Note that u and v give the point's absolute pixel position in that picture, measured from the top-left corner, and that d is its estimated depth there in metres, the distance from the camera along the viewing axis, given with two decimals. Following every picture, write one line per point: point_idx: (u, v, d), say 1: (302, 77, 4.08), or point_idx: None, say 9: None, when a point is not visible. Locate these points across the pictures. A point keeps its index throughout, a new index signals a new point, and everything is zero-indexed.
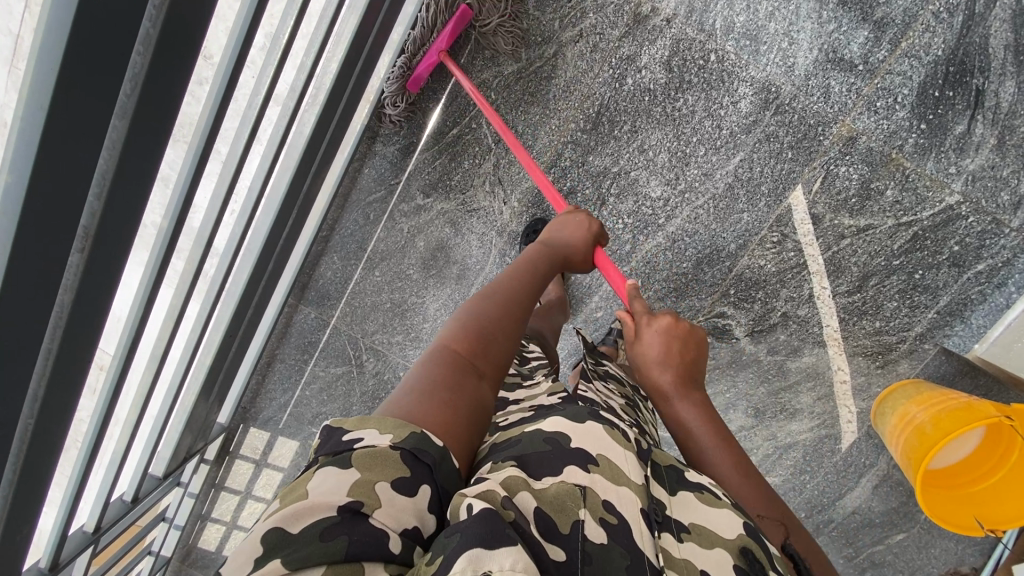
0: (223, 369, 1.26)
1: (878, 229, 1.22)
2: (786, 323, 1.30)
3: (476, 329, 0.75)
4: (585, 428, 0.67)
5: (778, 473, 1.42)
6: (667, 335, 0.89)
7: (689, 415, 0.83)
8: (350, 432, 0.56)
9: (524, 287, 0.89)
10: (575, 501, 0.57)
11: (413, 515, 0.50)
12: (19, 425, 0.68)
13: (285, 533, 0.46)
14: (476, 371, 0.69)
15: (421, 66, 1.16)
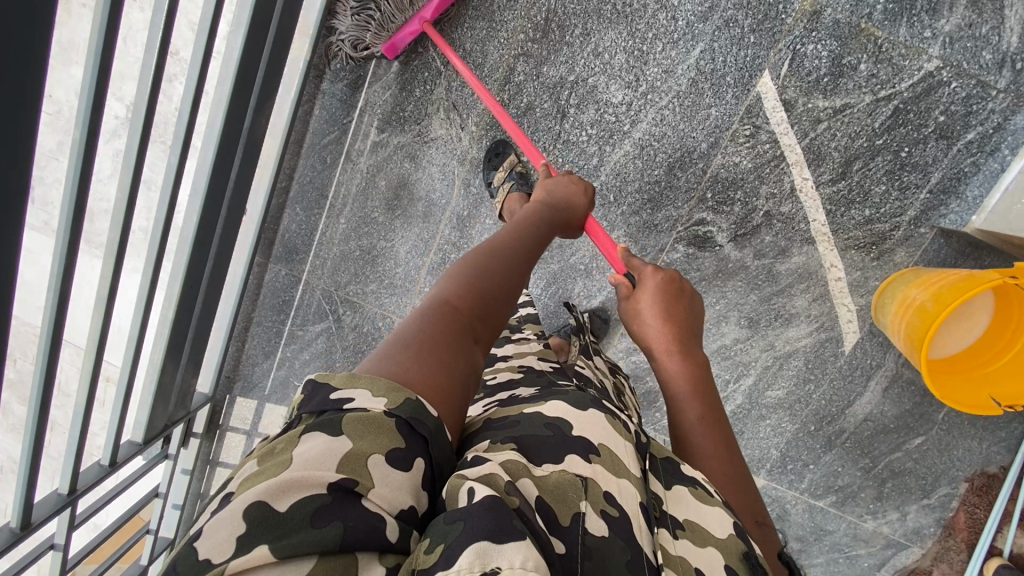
0: (192, 331, 1.24)
1: (856, 107, 1.15)
2: (770, 223, 1.24)
3: (477, 288, 0.69)
4: (588, 415, 0.65)
5: (779, 386, 1.36)
6: (665, 289, 0.92)
7: (678, 363, 0.85)
8: (341, 392, 0.50)
9: (525, 250, 0.83)
10: (576, 492, 0.54)
11: (409, 494, 0.47)
12: None
13: (272, 511, 0.41)
14: (473, 332, 0.64)
15: (401, 33, 1.13)
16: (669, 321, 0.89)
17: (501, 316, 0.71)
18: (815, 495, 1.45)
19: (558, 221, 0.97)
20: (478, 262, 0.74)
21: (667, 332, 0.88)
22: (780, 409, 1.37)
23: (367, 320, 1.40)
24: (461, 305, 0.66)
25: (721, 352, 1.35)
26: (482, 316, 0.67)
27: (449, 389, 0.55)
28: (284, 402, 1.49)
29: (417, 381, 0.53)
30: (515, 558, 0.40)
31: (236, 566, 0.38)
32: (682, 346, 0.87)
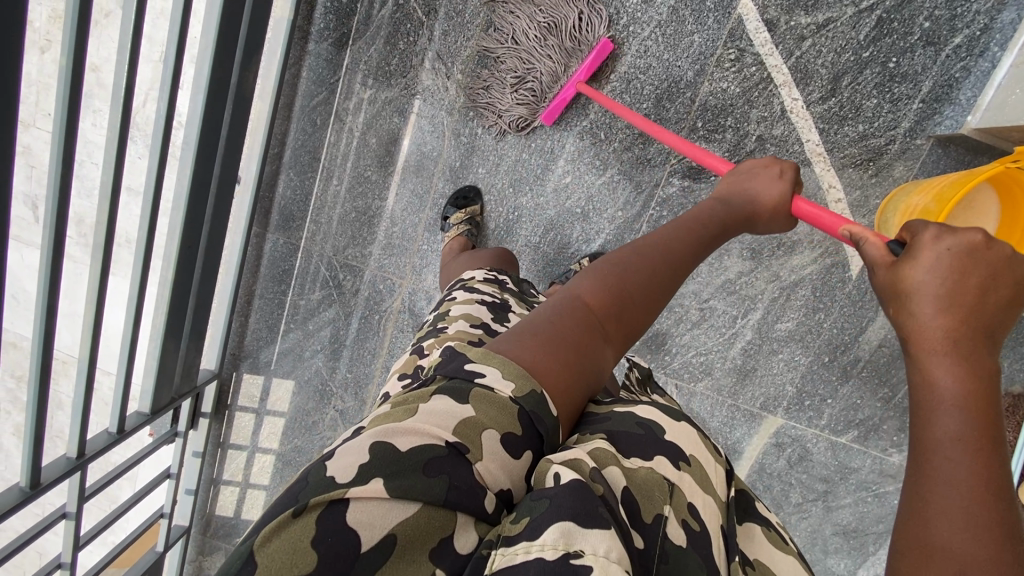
0: (193, 301, 1.23)
1: (839, 21, 1.14)
2: (763, 148, 1.21)
3: (619, 287, 0.68)
4: (679, 427, 0.67)
5: (789, 319, 1.31)
6: (948, 258, 0.53)
7: (954, 367, 0.47)
8: (475, 365, 0.55)
9: (689, 241, 0.79)
10: (662, 494, 0.55)
11: (507, 477, 0.49)
12: None
13: (394, 451, 0.44)
14: (602, 334, 0.64)
15: (557, 102, 1.18)
16: (952, 303, 0.50)
17: (637, 318, 0.69)
18: (836, 431, 1.35)
19: (737, 216, 0.87)
20: (629, 261, 0.72)
21: (948, 329, 0.49)
22: (792, 342, 1.32)
23: (367, 284, 1.40)
24: (595, 303, 0.66)
25: (727, 287, 1.33)
26: (616, 316, 0.66)
27: (566, 389, 0.57)
28: (292, 375, 1.49)
29: (541, 375, 0.56)
30: (600, 547, 0.42)
31: (354, 492, 0.41)
32: (978, 362, 0.47)
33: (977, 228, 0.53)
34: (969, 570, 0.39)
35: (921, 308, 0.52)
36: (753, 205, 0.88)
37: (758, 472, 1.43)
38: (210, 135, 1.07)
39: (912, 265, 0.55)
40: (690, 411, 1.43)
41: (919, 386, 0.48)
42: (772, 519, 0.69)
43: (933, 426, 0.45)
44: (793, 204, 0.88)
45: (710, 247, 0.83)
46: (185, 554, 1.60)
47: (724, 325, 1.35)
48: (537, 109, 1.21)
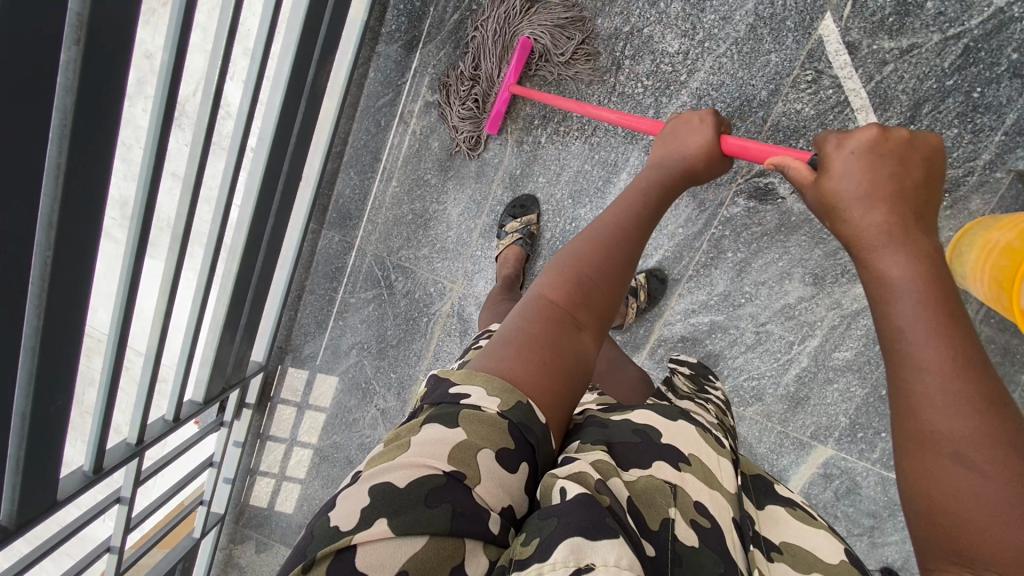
0: (251, 293, 1.23)
1: (924, 47, 1.10)
2: None
3: (575, 276, 0.68)
4: (676, 425, 0.65)
5: (847, 348, 1.27)
6: (869, 154, 0.58)
7: (896, 252, 0.51)
8: (459, 388, 0.56)
9: (624, 218, 0.75)
10: (665, 499, 0.56)
11: (509, 491, 0.50)
12: (39, 258, 0.66)
13: (394, 489, 0.46)
14: (570, 323, 0.64)
15: (495, 109, 1.21)
16: (879, 193, 0.55)
17: (605, 297, 0.69)
18: (887, 467, 1.30)
19: (677, 180, 0.80)
20: (578, 251, 0.71)
21: (880, 218, 0.54)
22: (849, 372, 1.28)
23: (418, 286, 1.39)
24: (556, 297, 0.66)
25: (785, 312, 1.28)
26: (581, 301, 0.66)
27: (546, 388, 0.57)
28: (335, 371, 1.49)
29: (524, 383, 0.56)
30: (609, 556, 0.42)
31: (360, 537, 0.43)
32: (911, 239, 0.51)
33: (872, 125, 0.59)
34: (959, 432, 0.42)
35: (851, 215, 0.57)
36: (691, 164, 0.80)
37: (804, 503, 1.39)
38: (284, 132, 1.07)
39: (828, 177, 0.60)
40: (738, 435, 1.39)
41: (874, 278, 0.51)
42: (796, 499, 0.69)
43: (892, 311, 0.48)
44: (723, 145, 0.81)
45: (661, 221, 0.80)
46: (217, 541, 1.61)
47: (779, 350, 1.31)
48: (479, 124, 1.25)
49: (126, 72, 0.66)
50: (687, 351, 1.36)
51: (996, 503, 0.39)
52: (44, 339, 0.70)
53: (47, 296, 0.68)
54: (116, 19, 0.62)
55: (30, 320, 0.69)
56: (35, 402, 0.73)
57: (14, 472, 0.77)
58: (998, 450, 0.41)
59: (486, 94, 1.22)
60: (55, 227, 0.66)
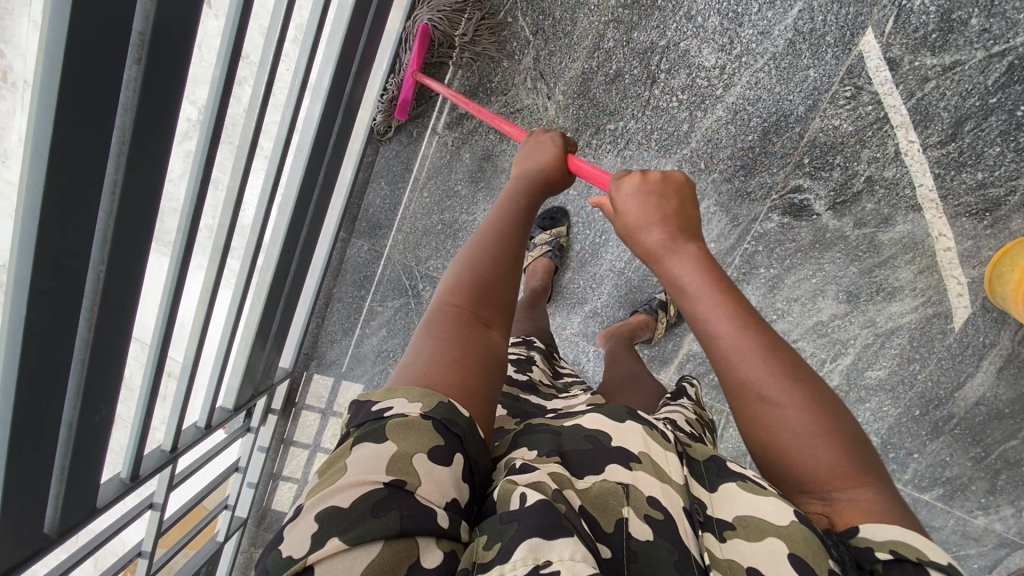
0: (282, 300, 1.25)
1: (968, 64, 1.07)
2: (872, 190, 1.17)
3: (474, 278, 0.65)
4: (626, 426, 0.60)
5: (880, 366, 1.25)
6: (641, 192, 0.68)
7: (684, 270, 0.63)
8: (382, 404, 0.52)
9: (511, 224, 0.74)
10: (618, 499, 0.51)
11: (452, 487, 0.47)
12: (91, 272, 0.67)
13: (336, 508, 0.43)
14: (476, 322, 0.62)
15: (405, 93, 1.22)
16: (660, 221, 0.66)
17: (509, 292, 0.67)
18: (919, 488, 1.26)
19: (540, 187, 0.82)
20: (470, 254, 0.68)
21: (663, 243, 0.65)
22: (881, 391, 1.25)
23: None
24: (458, 302, 0.63)
25: (817, 329, 1.27)
26: (483, 300, 0.64)
27: (468, 387, 0.54)
28: (358, 378, 1.50)
29: (445, 384, 0.53)
30: (565, 552, 0.40)
31: (313, 559, 0.41)
32: (683, 259, 0.63)
33: (629, 171, 0.70)
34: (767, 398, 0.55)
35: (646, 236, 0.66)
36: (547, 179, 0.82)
37: None
38: (320, 143, 1.08)
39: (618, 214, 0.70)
40: None
41: (675, 288, 0.63)
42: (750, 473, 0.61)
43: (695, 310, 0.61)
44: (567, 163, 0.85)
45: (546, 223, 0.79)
46: (239, 545, 1.62)
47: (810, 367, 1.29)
48: (388, 110, 1.26)
49: (182, 87, 0.66)
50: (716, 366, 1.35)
51: (800, 440, 0.53)
52: (94, 350, 0.71)
53: (98, 308, 0.69)
54: (176, 37, 0.63)
55: (81, 332, 0.69)
56: (82, 412, 0.74)
57: (58, 481, 0.77)
58: (792, 403, 0.54)
59: (392, 80, 1.23)
60: (110, 242, 0.66)
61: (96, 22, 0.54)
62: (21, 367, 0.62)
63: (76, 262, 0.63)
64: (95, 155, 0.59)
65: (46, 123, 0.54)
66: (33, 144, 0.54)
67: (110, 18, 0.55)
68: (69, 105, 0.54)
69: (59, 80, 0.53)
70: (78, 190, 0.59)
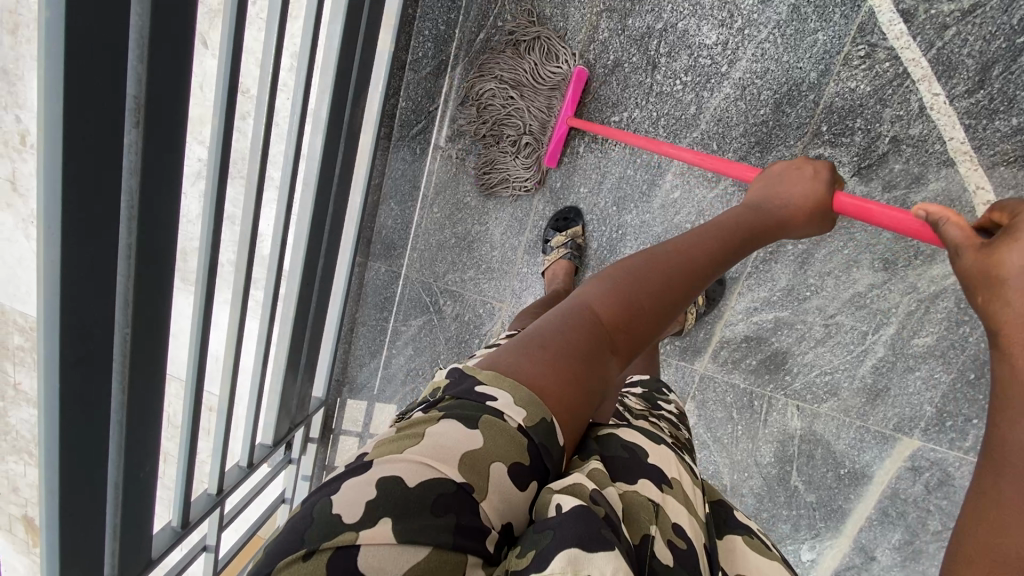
0: (310, 332, 1.26)
1: (989, 5, 0.99)
2: (899, 150, 1.10)
3: (628, 293, 0.64)
4: (661, 450, 0.66)
5: (928, 333, 1.18)
6: None
7: None
8: (485, 388, 0.52)
9: (702, 253, 0.73)
10: (648, 514, 0.54)
11: (515, 511, 0.47)
12: (118, 334, 0.68)
13: (402, 486, 0.43)
14: (609, 344, 0.60)
15: (554, 142, 1.21)
16: None
17: (650, 322, 0.65)
18: None
19: (768, 222, 0.86)
20: (645, 263, 0.68)
21: None
22: (931, 358, 1.19)
23: (468, 309, 1.39)
24: (604, 312, 0.62)
25: (855, 301, 1.21)
26: (625, 325, 0.62)
27: (568, 409, 0.54)
28: (391, 399, 1.50)
29: (549, 396, 0.53)
30: (606, 568, 0.40)
31: (363, 536, 0.40)
32: None
33: None
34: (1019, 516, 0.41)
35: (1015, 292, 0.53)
36: (784, 214, 0.87)
37: (891, 499, 1.29)
38: (326, 172, 1.08)
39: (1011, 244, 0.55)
40: (813, 434, 1.32)
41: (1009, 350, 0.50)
42: (753, 526, 0.67)
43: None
44: (835, 198, 0.86)
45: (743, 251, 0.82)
46: None
47: (852, 342, 1.23)
48: (539, 157, 1.24)
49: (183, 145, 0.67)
50: (753, 350, 1.31)
51: None
52: (130, 411, 0.72)
53: (130, 368, 0.70)
54: (170, 97, 0.63)
55: (117, 394, 0.70)
56: (126, 472, 0.75)
57: (112, 540, 0.79)
58: None
59: (540, 130, 1.22)
60: (132, 304, 0.67)
61: (92, 96, 0.54)
62: (62, 437, 0.63)
63: (101, 329, 0.63)
64: (107, 223, 0.60)
65: (54, 202, 0.54)
66: (43, 221, 0.54)
67: (104, 89, 0.55)
68: (76, 181, 0.55)
69: (61, 157, 0.53)
70: (96, 260, 0.60)
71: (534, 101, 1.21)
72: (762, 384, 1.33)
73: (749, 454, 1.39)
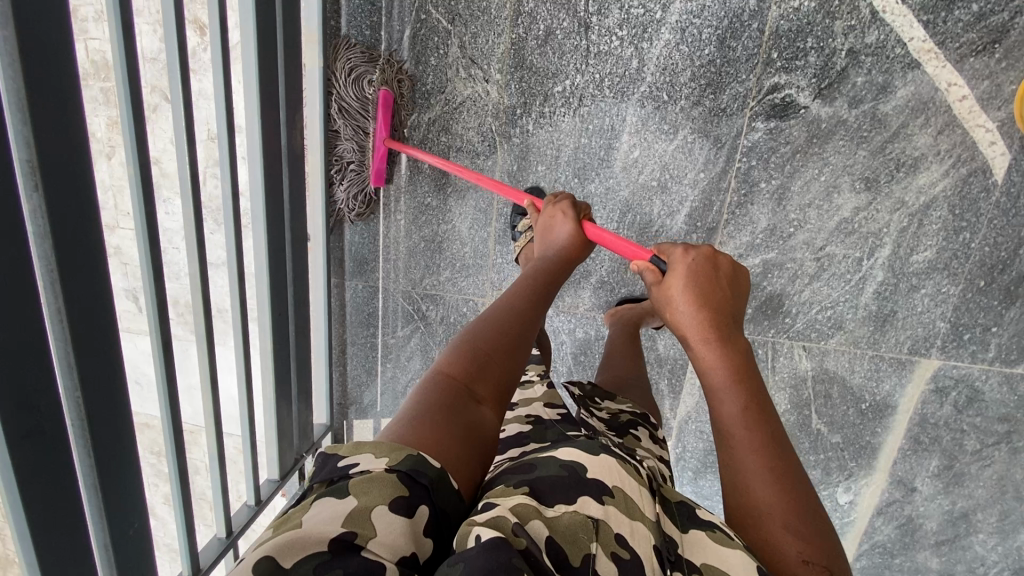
0: (294, 360, 1.25)
1: None
2: (858, 62, 1.05)
3: (471, 348, 0.69)
4: (602, 458, 0.61)
5: (926, 248, 1.13)
6: (693, 274, 0.75)
7: (716, 360, 0.69)
8: (348, 460, 0.53)
9: (526, 296, 0.81)
10: (587, 534, 0.52)
11: (410, 542, 0.48)
12: (70, 400, 0.67)
13: (279, 566, 0.43)
14: (468, 396, 0.64)
15: (375, 160, 1.23)
16: (705, 308, 0.73)
17: (504, 360, 0.70)
18: (1008, 362, 1.15)
19: (562, 263, 0.91)
20: (476, 323, 0.74)
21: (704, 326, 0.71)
22: (934, 273, 1.14)
23: (451, 310, 1.36)
24: (455, 371, 0.66)
25: (843, 228, 1.15)
26: (479, 372, 0.67)
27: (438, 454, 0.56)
28: None
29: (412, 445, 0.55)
30: None
31: None
32: (725, 344, 0.70)
33: (705, 247, 0.78)
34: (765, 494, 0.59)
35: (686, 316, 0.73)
36: (569, 254, 0.93)
37: (921, 424, 1.23)
38: (274, 199, 1.07)
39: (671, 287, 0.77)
40: (826, 373, 1.26)
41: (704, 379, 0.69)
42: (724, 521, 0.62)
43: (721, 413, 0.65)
44: (586, 229, 0.95)
45: (562, 278, 0.90)
46: None
47: (848, 271, 1.17)
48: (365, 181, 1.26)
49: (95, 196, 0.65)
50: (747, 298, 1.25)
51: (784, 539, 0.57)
52: (102, 474, 0.72)
53: (90, 433, 0.69)
54: (68, 153, 0.62)
55: (83, 461, 0.70)
56: (114, 535, 0.75)
57: None
58: (795, 509, 0.58)
59: (359, 155, 1.24)
60: (75, 369, 0.66)
61: None
62: (29, 510, 0.63)
63: (46, 395, 0.63)
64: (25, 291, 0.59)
65: None
66: None
67: None
68: None
69: None
70: (21, 327, 0.59)
71: (347, 127, 1.22)
72: (763, 332, 1.27)
73: None
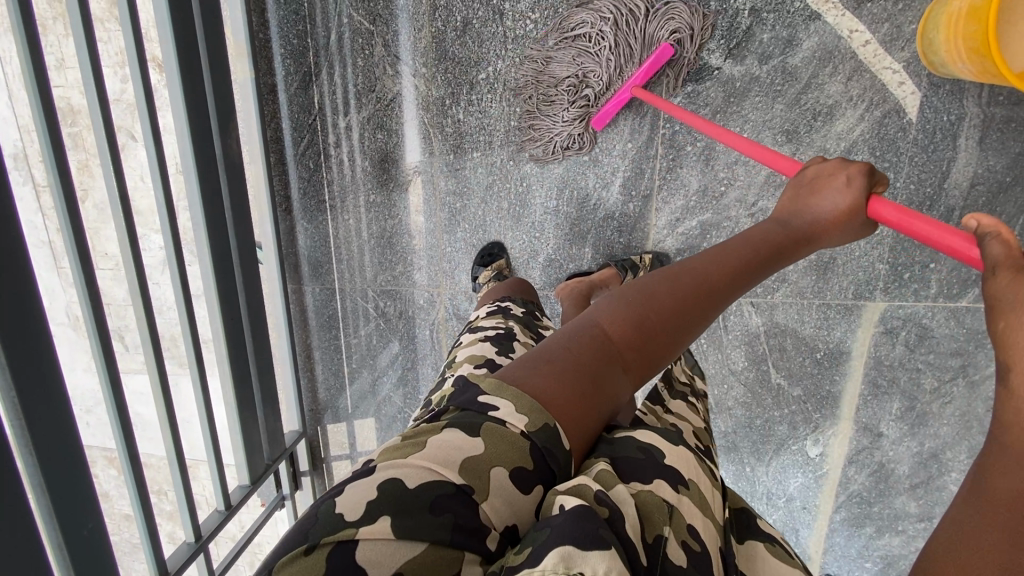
0: (255, 369, 1.27)
1: None
2: (761, 19, 1.10)
3: (643, 313, 0.59)
4: (679, 450, 0.56)
5: None
6: None
7: None
8: (488, 398, 0.51)
9: (743, 265, 0.65)
10: (661, 516, 0.47)
11: (514, 515, 0.46)
12: (7, 400, 0.78)
13: (403, 489, 0.42)
14: (621, 363, 0.57)
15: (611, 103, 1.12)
16: None
17: (673, 340, 0.60)
18: (952, 297, 1.14)
19: (801, 230, 0.71)
20: (666, 279, 0.62)
21: None
22: None
23: (408, 302, 1.40)
24: (615, 332, 0.58)
25: None
26: (642, 346, 0.58)
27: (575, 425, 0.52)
28: (369, 413, 1.50)
29: (553, 405, 0.51)
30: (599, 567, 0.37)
31: (363, 533, 0.39)
32: None
33: None
34: None
35: None
36: (814, 223, 0.71)
37: (876, 367, 1.22)
38: (214, 211, 1.10)
39: None
40: (777, 326, 1.28)
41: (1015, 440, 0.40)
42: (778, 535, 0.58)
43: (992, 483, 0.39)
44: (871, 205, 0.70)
45: (795, 253, 0.72)
46: None
47: None
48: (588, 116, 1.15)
49: (18, 225, 0.78)
50: None
51: None
52: (44, 472, 0.81)
53: (29, 430, 0.79)
54: None
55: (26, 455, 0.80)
56: (65, 531, 0.84)
57: None
58: None
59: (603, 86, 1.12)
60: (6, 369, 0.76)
61: None
62: None
63: None
64: None
65: None
66: None
67: None
68: None
69: None
70: None
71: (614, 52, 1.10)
72: None
73: (721, 365, 1.36)
